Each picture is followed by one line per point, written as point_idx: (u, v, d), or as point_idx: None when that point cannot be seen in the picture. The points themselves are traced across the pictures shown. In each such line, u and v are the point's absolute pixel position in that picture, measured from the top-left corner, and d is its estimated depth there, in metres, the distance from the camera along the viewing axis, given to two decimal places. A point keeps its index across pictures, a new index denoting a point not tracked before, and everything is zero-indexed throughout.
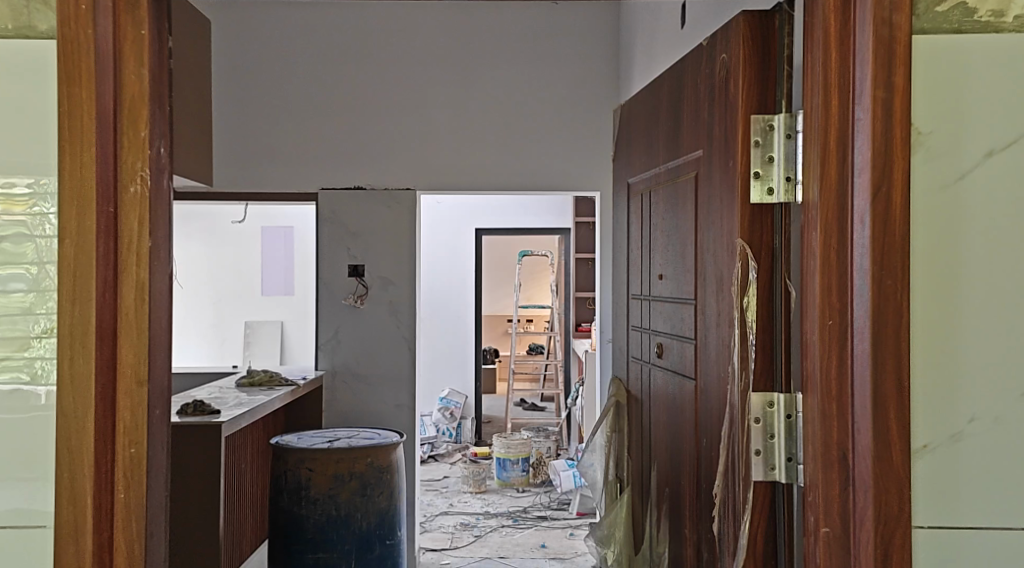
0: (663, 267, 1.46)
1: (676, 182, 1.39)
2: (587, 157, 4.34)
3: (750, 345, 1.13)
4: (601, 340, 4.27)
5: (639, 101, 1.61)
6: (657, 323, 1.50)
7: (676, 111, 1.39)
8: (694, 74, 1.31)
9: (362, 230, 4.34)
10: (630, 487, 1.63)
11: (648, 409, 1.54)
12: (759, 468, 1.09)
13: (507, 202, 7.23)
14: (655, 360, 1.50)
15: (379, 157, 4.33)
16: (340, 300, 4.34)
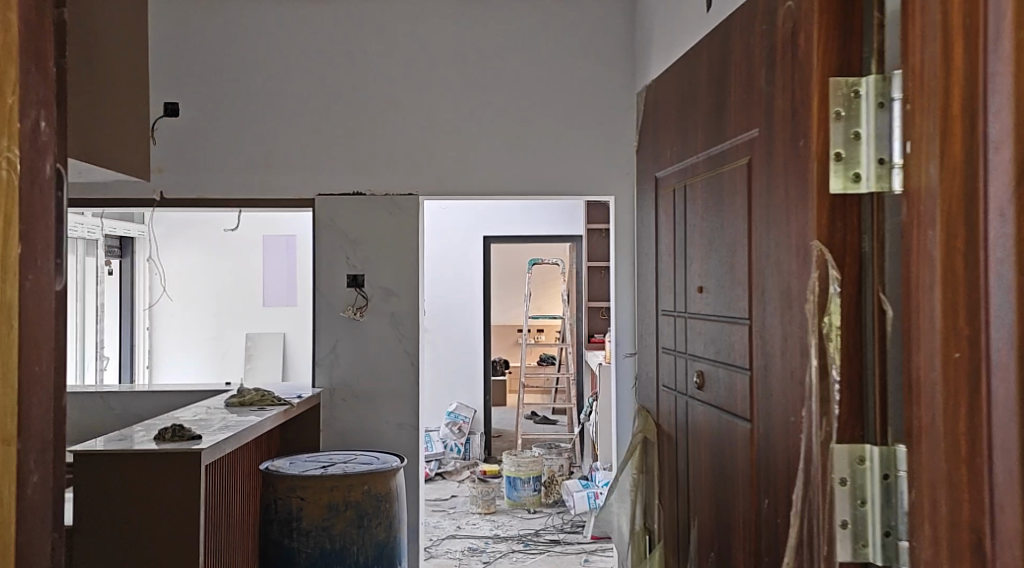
0: (704, 277, 1.19)
1: (718, 172, 1.13)
2: (601, 160, 4.07)
3: (832, 383, 0.85)
4: (618, 354, 3.99)
5: (667, 80, 1.35)
6: (695, 345, 1.23)
7: (719, 84, 1.12)
8: (746, 34, 1.04)
9: (362, 238, 4.09)
10: (662, 541, 1.36)
11: (683, 449, 1.27)
12: (845, 545, 0.83)
13: (516, 208, 6.96)
14: (694, 392, 1.23)
15: (380, 161, 4.09)
16: (339, 312, 4.08)
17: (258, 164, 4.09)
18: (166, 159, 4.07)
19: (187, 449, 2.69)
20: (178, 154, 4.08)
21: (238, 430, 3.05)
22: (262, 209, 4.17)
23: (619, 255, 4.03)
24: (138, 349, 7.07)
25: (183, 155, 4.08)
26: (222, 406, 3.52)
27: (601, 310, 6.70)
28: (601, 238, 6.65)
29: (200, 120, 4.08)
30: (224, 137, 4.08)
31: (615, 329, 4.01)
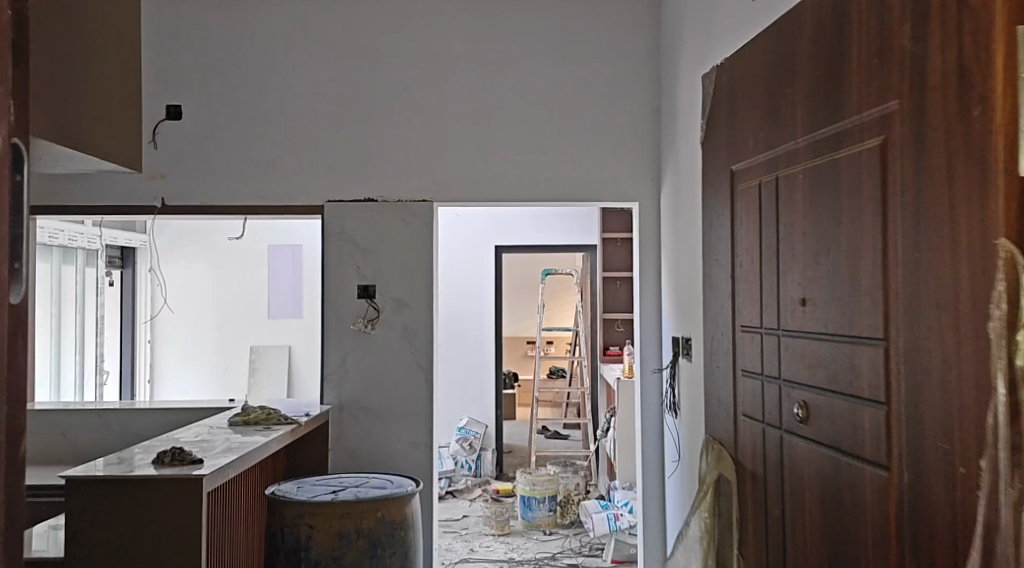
0: (808, 289, 1.59)
1: (852, 179, 1.44)
2: (625, 165, 3.86)
3: (1009, 335, 1.06)
4: (644, 371, 3.76)
5: (755, 136, 1.84)
6: (809, 345, 1.61)
7: (846, 113, 1.45)
8: (876, 70, 1.36)
9: (373, 247, 3.89)
10: (779, 533, 1.67)
11: (793, 443, 1.66)
12: (1013, 470, 1.05)
13: (529, 217, 6.77)
14: (796, 409, 1.65)
15: (393, 166, 3.90)
16: (349, 324, 3.88)
17: (265, 170, 3.91)
18: (168, 164, 3.89)
19: (185, 475, 2.48)
20: (181, 159, 3.90)
21: (243, 452, 2.83)
22: (269, 216, 3.99)
23: (644, 265, 3.82)
24: (140, 362, 6.88)
25: (187, 160, 3.90)
26: (225, 425, 3.31)
27: (616, 322, 6.57)
28: (617, 248, 6.53)
29: (205, 123, 3.90)
30: (229, 140, 3.90)
31: (640, 343, 3.79)
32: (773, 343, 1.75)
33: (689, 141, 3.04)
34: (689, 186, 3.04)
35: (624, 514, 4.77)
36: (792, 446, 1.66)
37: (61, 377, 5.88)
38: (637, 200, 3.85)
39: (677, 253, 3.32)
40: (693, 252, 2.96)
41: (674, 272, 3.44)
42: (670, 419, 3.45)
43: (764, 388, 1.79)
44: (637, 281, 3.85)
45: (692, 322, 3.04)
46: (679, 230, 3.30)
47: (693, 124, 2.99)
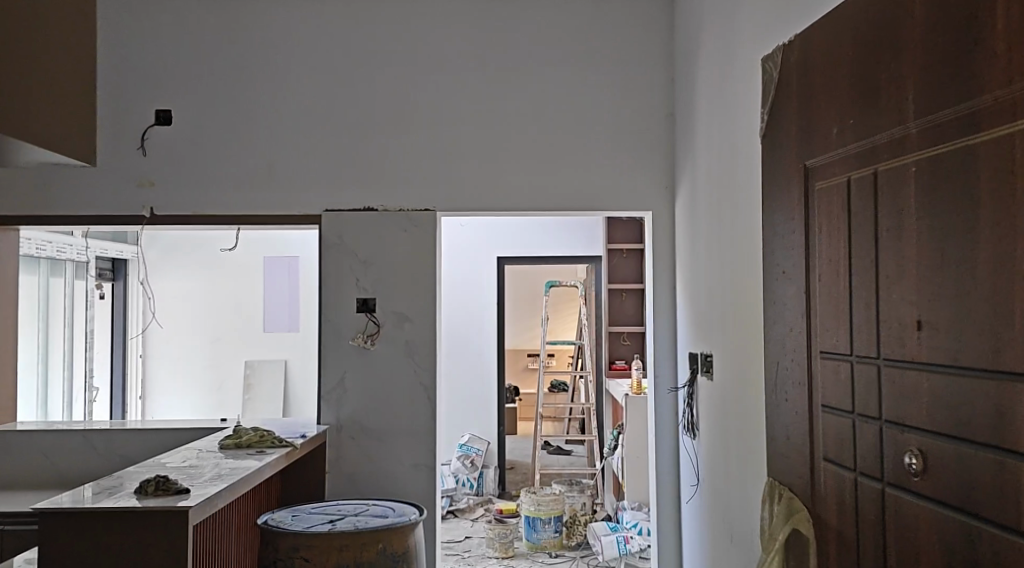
0: (918, 316, 1.49)
1: (966, 198, 1.37)
2: (637, 171, 3.67)
3: None
4: (661, 391, 3.56)
5: (836, 163, 1.77)
6: (916, 382, 1.50)
7: (954, 130, 1.39)
8: (986, 85, 1.31)
9: (373, 258, 3.71)
10: None
11: (909, 494, 1.52)
12: None
13: (534, 227, 6.59)
14: (908, 455, 1.53)
15: (394, 173, 3.71)
16: (347, 340, 3.69)
17: (259, 177, 3.72)
18: (158, 171, 3.71)
19: (168, 507, 2.27)
20: (171, 166, 3.71)
21: (233, 479, 2.62)
22: (262, 226, 3.80)
23: (657, 276, 3.63)
24: (131, 378, 6.68)
25: (177, 167, 3.71)
26: (215, 448, 3.11)
27: (622, 335, 6.40)
28: (624, 259, 6.39)
29: (196, 128, 3.72)
30: (222, 146, 3.72)
31: (654, 359, 3.59)
32: (875, 375, 1.63)
33: (711, 143, 2.86)
34: (711, 191, 2.85)
35: (635, 536, 4.60)
36: (897, 498, 1.55)
37: (48, 394, 5.68)
38: (651, 208, 3.66)
39: (695, 264, 3.13)
40: (716, 262, 2.77)
41: (690, 283, 3.26)
42: (688, 440, 3.26)
43: (858, 429, 1.69)
44: (650, 294, 3.66)
45: (715, 338, 2.85)
46: (696, 239, 3.12)
47: (714, 126, 2.81)
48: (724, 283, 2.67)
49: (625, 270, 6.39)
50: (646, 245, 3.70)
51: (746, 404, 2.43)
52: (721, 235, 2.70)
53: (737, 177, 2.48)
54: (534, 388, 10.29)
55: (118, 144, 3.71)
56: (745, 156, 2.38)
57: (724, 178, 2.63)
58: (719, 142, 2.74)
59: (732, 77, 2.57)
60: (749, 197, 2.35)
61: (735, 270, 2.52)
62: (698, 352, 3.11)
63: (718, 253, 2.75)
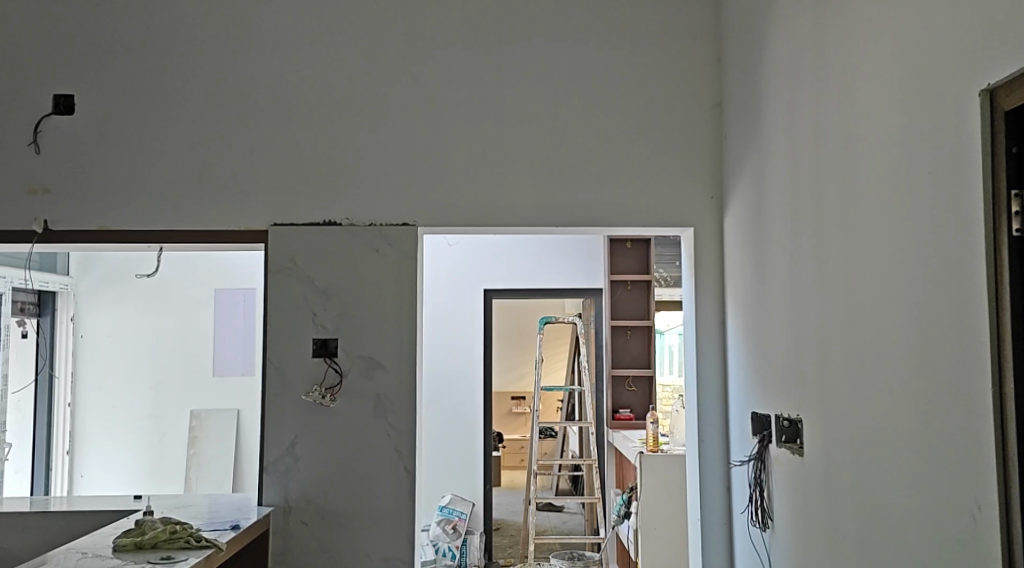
0: None
1: None
2: (674, 177, 2.88)
3: None
4: (713, 461, 2.73)
5: None
6: None
7: None
8: None
9: (335, 288, 2.87)
10: None
11: None
12: None
13: (527, 253, 5.81)
14: None
15: (362, 179, 2.91)
16: (300, 395, 2.83)
17: (188, 181, 2.89)
18: (57, 172, 2.88)
19: None
20: (75, 166, 2.88)
21: None
22: (193, 245, 2.96)
23: (699, 311, 2.79)
24: (57, 431, 5.70)
25: (83, 169, 2.88)
26: (106, 551, 2.22)
27: (627, 381, 5.65)
28: (628, 294, 5.70)
29: (109, 118, 2.90)
30: (142, 142, 2.90)
31: (697, 420, 2.75)
32: None
33: (797, 128, 2.09)
34: (802, 191, 2.05)
35: None
36: None
37: None
38: (692, 223, 2.87)
39: (766, 293, 2.31)
40: (817, 288, 1.96)
41: (754, 322, 2.43)
42: (756, 530, 2.41)
43: None
44: (691, 336, 2.83)
45: (810, 396, 2.02)
46: (768, 260, 2.30)
47: (804, 104, 2.04)
48: (840, 316, 1.84)
49: (628, 306, 5.70)
50: (684, 271, 2.91)
51: (896, 506, 1.58)
52: (830, 249, 1.89)
53: (871, 163, 1.68)
54: (520, 434, 9.45)
55: (7, 138, 2.89)
56: (891, 125, 1.59)
57: (841, 166, 1.83)
58: (818, 121, 1.95)
59: (844, 21, 1.79)
60: (902, 186, 1.55)
61: (867, 299, 1.70)
62: (772, 416, 2.27)
63: (820, 277, 1.94)
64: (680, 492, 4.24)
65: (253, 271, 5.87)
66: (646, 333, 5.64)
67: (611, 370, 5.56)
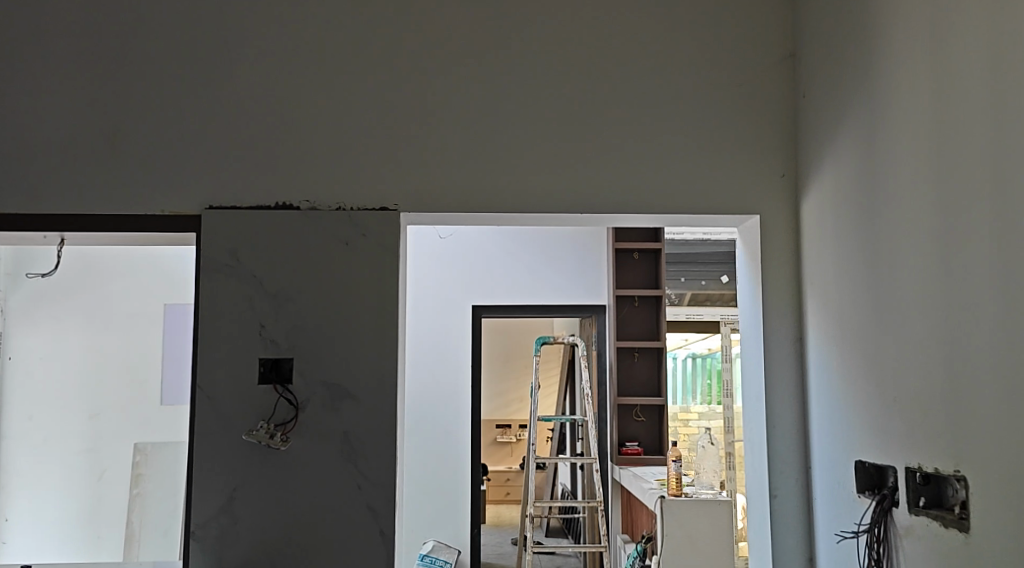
0: None
1: None
2: (735, 148, 2.21)
3: None
4: (791, 522, 2.06)
5: None
6: None
7: None
8: None
9: (291, 291, 2.18)
10: None
11: None
12: None
13: (523, 260, 5.16)
14: None
15: (328, 151, 2.23)
16: (241, 434, 2.13)
17: (99, 152, 2.21)
18: None
19: None
20: None
21: None
22: (106, 236, 2.27)
23: (767, 324, 2.12)
24: None
25: None
26: None
27: (635, 410, 5.00)
28: (636, 311, 5.06)
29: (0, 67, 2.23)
30: (41, 99, 2.22)
31: (767, 468, 2.08)
32: None
33: (954, 55, 1.45)
34: (970, 146, 1.40)
35: None
36: None
37: None
38: (758, 212, 2.19)
39: (889, 296, 1.66)
40: (1005, 285, 1.31)
41: (862, 335, 1.78)
42: None
43: None
44: (756, 356, 2.16)
45: (984, 446, 1.36)
46: (890, 250, 1.66)
47: (977, 16, 1.38)
48: None
49: (635, 326, 5.05)
50: (745, 274, 2.26)
51: None
52: None
53: None
54: (505, 466, 8.70)
55: None
56: None
57: None
58: (1005, 34, 1.31)
59: None
60: None
61: None
62: (901, 470, 1.62)
63: (1012, 268, 1.29)
64: (707, 544, 3.57)
65: (182, 284, 4.85)
66: (655, 355, 5.00)
67: (617, 398, 4.89)
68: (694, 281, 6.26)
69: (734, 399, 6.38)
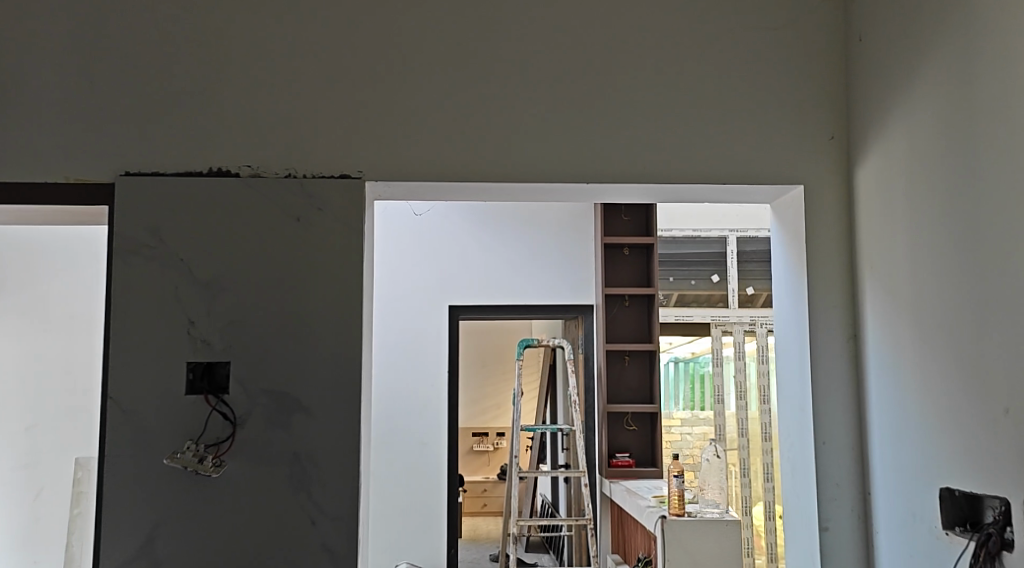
0: None
1: None
2: (774, 105, 1.82)
3: None
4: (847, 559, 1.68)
5: None
6: None
7: None
8: None
9: (230, 278, 1.75)
10: None
11: None
12: None
13: (504, 252, 4.74)
14: None
15: (277, 106, 1.81)
16: (163, 456, 1.70)
17: None
18: None
19: None
20: None
21: None
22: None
23: (813, 314, 1.74)
24: None
25: None
26: None
27: (625, 418, 4.61)
28: (626, 312, 4.69)
29: None
30: None
31: (816, 490, 1.70)
32: None
33: None
34: None
35: None
36: None
37: None
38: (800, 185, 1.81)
39: (997, 281, 1.29)
40: None
41: (950, 329, 1.42)
42: None
43: None
44: (799, 353, 1.78)
45: None
46: (996, 218, 1.29)
47: None
48: None
49: (625, 328, 4.68)
50: (784, 258, 1.87)
51: None
52: None
53: None
54: (481, 476, 8.24)
55: None
56: None
57: None
58: None
59: None
60: None
61: None
62: (1016, 504, 1.25)
63: None
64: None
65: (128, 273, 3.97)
66: (646, 359, 4.64)
67: (606, 406, 4.50)
68: (682, 280, 6.04)
69: (726, 405, 6.03)
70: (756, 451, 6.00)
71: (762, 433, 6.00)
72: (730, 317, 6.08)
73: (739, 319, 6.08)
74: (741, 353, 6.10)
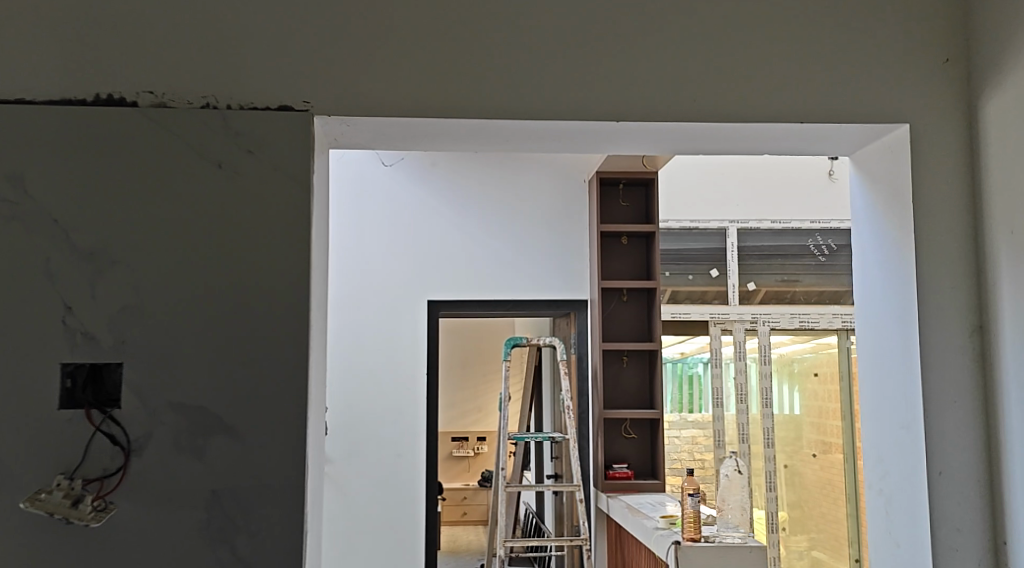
0: None
1: None
2: (868, 19, 1.36)
3: None
4: None
5: None
6: None
7: None
8: None
9: (124, 248, 1.26)
10: None
11: None
12: None
13: (487, 227, 4.24)
14: None
15: (193, 12, 1.31)
16: (23, 495, 1.20)
17: None
18: None
19: None
20: None
21: None
22: None
23: (922, 299, 1.29)
24: None
25: None
26: None
27: (623, 425, 4.16)
28: (623, 308, 4.23)
29: None
30: None
31: (929, 535, 1.26)
32: None
33: None
34: None
35: None
36: None
37: None
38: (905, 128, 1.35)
39: None
40: None
41: None
42: None
43: None
44: (902, 351, 1.32)
45: None
46: None
47: None
48: None
49: (622, 326, 4.23)
50: (874, 221, 1.43)
51: None
52: None
53: None
54: (462, 482, 7.76)
55: None
56: None
57: None
58: None
59: None
60: None
61: None
62: None
63: None
64: None
65: None
66: (647, 359, 4.19)
67: (603, 411, 4.04)
68: (678, 275, 5.61)
69: (726, 409, 5.57)
70: (758, 458, 5.58)
71: (764, 438, 5.59)
72: (730, 314, 5.64)
73: (739, 316, 5.65)
74: (741, 353, 5.66)
